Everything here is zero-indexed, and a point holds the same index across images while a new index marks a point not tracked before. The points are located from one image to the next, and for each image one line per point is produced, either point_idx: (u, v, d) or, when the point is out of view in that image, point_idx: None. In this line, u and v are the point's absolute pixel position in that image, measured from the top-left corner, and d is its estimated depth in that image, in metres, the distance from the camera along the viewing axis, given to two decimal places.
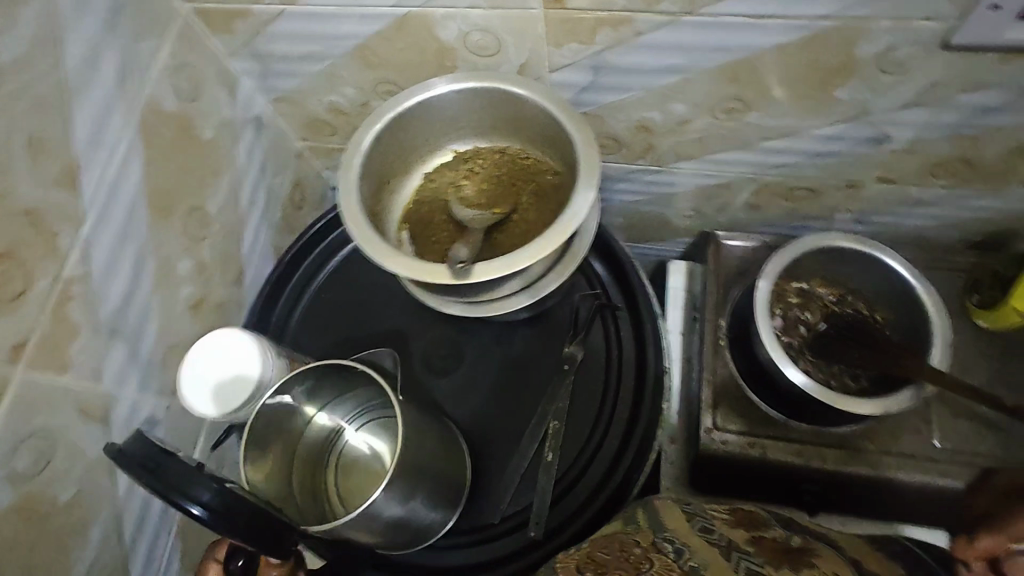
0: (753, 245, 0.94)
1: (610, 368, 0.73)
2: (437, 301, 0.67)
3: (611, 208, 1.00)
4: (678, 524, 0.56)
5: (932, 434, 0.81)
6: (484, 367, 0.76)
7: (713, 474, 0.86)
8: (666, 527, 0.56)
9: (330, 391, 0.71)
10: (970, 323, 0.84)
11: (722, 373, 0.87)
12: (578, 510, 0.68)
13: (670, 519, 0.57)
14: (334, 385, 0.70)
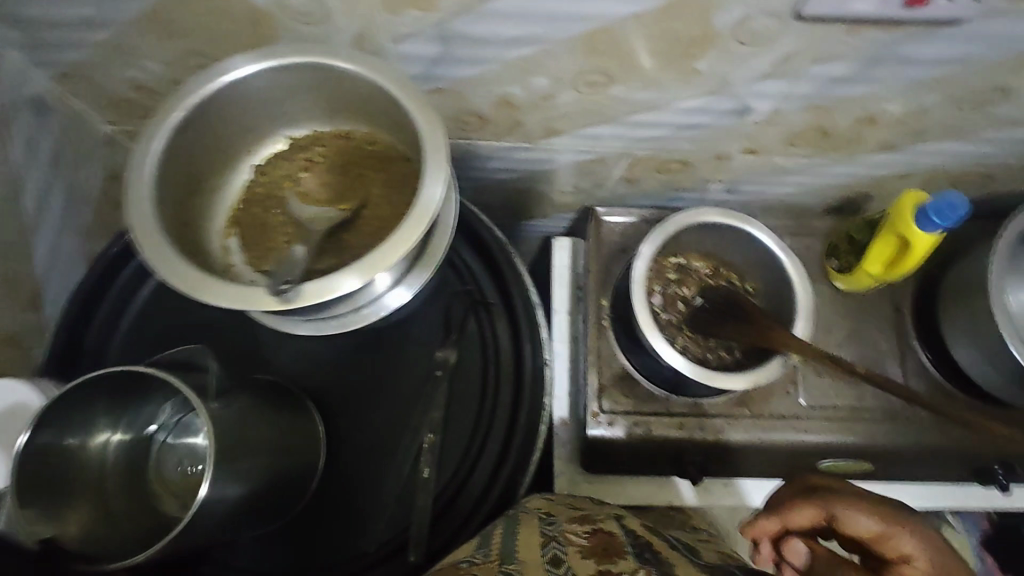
0: (631, 219, 0.92)
1: (487, 367, 0.69)
2: (281, 323, 0.59)
3: (487, 187, 0.94)
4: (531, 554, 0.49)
5: (799, 394, 0.84)
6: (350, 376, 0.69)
7: (604, 455, 0.86)
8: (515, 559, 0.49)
9: (128, 396, 0.55)
10: (829, 284, 0.89)
11: (607, 354, 0.86)
12: (462, 523, 0.64)
13: (526, 548, 0.50)
14: (131, 391, 0.55)
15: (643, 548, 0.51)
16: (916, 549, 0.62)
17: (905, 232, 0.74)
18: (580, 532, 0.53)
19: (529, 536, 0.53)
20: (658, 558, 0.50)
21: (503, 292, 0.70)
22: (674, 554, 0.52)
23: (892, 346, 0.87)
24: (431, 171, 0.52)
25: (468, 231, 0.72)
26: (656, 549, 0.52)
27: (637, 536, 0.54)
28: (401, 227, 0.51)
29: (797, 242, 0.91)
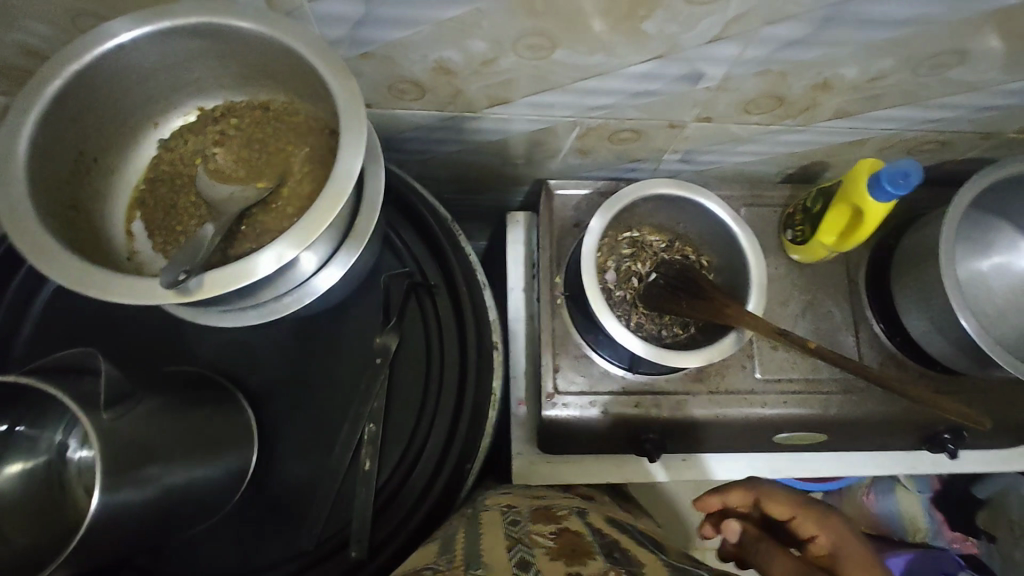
0: (585, 192, 0.88)
1: (430, 354, 0.65)
2: (194, 315, 0.54)
3: (434, 160, 0.89)
4: (495, 556, 0.51)
5: (755, 367, 0.83)
6: (286, 367, 0.65)
7: (560, 436, 0.84)
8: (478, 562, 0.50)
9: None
10: (785, 256, 0.87)
11: (560, 332, 0.83)
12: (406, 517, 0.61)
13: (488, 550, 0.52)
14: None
15: (609, 548, 0.55)
16: (821, 530, 0.69)
17: (858, 202, 0.72)
18: (544, 534, 0.57)
19: (491, 536, 0.55)
20: (626, 557, 0.54)
21: (448, 274, 0.67)
22: (639, 548, 0.58)
23: (847, 317, 0.86)
24: (351, 139, 0.48)
25: (411, 212, 0.69)
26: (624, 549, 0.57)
27: (603, 537, 0.58)
28: (313, 206, 0.46)
29: (754, 213, 0.89)
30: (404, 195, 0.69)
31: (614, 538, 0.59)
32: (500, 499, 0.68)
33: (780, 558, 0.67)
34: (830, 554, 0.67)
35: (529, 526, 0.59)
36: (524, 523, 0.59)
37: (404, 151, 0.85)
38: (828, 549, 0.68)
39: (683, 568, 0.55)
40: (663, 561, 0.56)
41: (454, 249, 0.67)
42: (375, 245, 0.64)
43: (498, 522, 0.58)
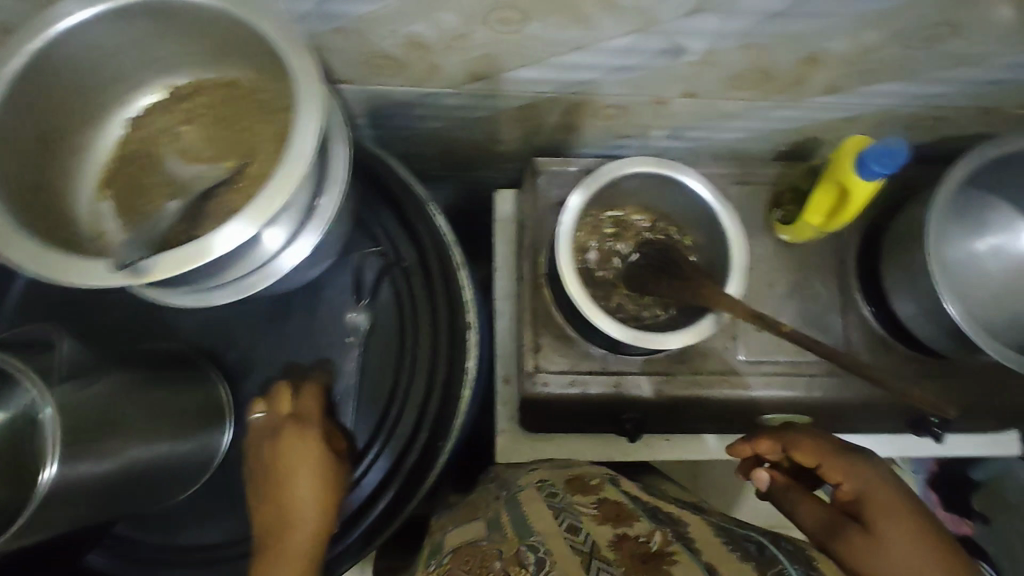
0: (570, 170, 0.87)
1: (402, 332, 0.67)
2: (166, 293, 0.55)
3: (418, 138, 0.88)
4: (542, 520, 0.59)
5: (738, 348, 0.82)
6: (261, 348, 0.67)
7: (541, 415, 0.85)
8: (531, 528, 0.58)
9: None
10: (774, 235, 0.86)
11: (541, 311, 0.83)
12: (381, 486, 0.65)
13: (537, 516, 0.60)
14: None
15: (653, 512, 0.60)
16: (846, 475, 0.62)
17: (845, 181, 0.70)
18: (586, 503, 0.63)
19: (536, 508, 0.63)
20: (671, 520, 0.58)
21: (420, 253, 0.67)
22: (679, 510, 0.62)
23: (835, 298, 0.85)
24: (303, 119, 0.47)
25: (383, 188, 0.68)
26: (667, 513, 0.61)
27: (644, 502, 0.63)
28: (273, 178, 0.47)
29: (743, 192, 0.87)
30: (376, 172, 0.68)
31: (654, 502, 0.63)
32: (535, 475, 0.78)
33: (815, 508, 0.63)
34: (856, 497, 0.61)
35: (568, 495, 0.66)
36: (563, 494, 0.66)
37: (386, 128, 0.84)
38: (851, 495, 0.61)
39: (726, 527, 0.58)
40: (707, 521, 0.60)
41: (426, 225, 0.67)
42: (345, 223, 0.64)
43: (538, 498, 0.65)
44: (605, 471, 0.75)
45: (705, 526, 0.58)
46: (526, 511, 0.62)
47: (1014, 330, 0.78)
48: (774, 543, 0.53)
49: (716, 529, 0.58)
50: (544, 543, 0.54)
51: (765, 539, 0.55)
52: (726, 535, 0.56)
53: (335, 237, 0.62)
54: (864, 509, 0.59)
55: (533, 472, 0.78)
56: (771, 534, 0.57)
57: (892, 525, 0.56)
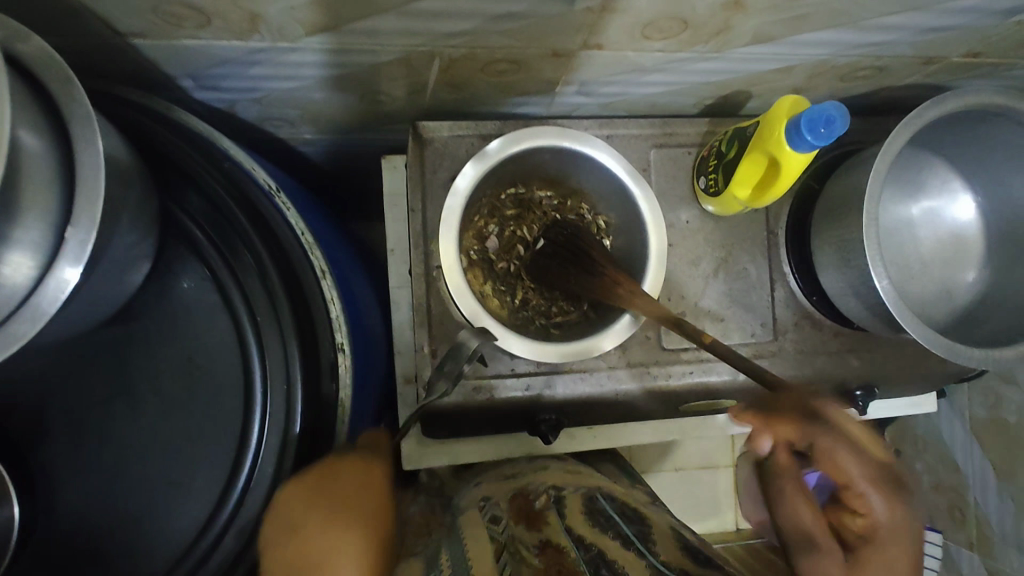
0: (464, 136, 0.72)
1: (245, 359, 0.54)
2: None
3: (274, 105, 0.70)
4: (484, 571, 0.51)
5: (659, 337, 0.75)
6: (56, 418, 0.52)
7: (445, 423, 0.75)
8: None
9: None
10: (698, 206, 0.76)
11: (436, 310, 0.71)
12: (241, 554, 0.50)
13: (478, 566, 0.51)
14: None
15: (597, 566, 0.55)
16: (877, 506, 0.56)
17: (775, 150, 0.60)
18: (531, 544, 0.58)
19: (480, 552, 0.54)
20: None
21: (258, 263, 0.54)
22: (627, 556, 0.56)
23: (762, 274, 0.77)
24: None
25: (205, 189, 0.54)
26: (611, 564, 0.56)
27: (588, 547, 0.57)
28: None
29: (664, 156, 0.76)
30: (193, 168, 0.54)
31: (596, 546, 0.58)
32: (477, 492, 0.70)
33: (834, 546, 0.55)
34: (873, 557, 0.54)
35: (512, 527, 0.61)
36: (507, 524, 0.61)
37: (226, 95, 0.66)
38: (864, 529, 0.56)
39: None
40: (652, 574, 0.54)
41: (270, 230, 0.55)
42: (152, 242, 0.51)
43: (482, 524, 0.60)
44: (550, 484, 0.69)
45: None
46: (469, 551, 0.54)
47: (943, 301, 0.73)
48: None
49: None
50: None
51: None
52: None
53: (138, 261, 0.49)
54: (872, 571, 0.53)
55: (476, 489, 0.71)
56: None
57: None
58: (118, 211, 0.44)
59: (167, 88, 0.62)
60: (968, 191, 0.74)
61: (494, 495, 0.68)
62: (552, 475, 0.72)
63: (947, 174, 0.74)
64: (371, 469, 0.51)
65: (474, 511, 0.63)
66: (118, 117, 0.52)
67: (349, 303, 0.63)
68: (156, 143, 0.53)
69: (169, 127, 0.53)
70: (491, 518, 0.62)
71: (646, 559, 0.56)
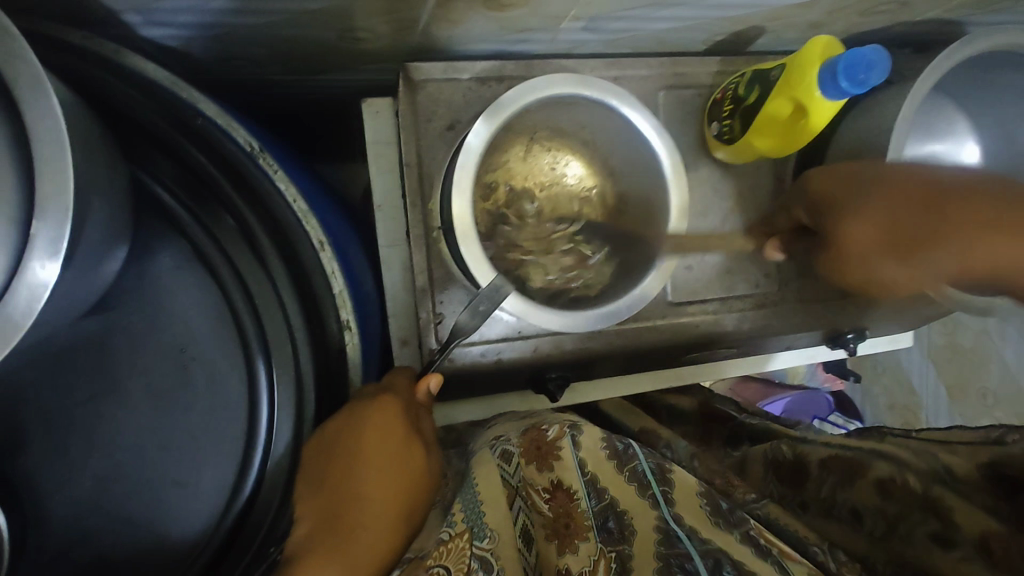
0: (460, 80, 0.66)
1: (243, 343, 0.49)
2: None
3: (237, 42, 0.59)
4: (497, 519, 0.46)
5: (667, 291, 0.73)
6: (32, 426, 0.46)
7: (451, 388, 0.72)
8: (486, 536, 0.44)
9: None
10: (707, 154, 0.73)
11: (439, 272, 0.66)
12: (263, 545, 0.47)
13: (490, 510, 0.46)
14: None
15: (606, 516, 0.51)
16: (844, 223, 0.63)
17: (803, 97, 0.57)
18: (540, 487, 0.52)
19: (494, 497, 0.48)
20: (621, 534, 0.50)
21: (245, 231, 0.48)
22: (639, 505, 0.51)
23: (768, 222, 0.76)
24: None
25: (177, 153, 0.47)
26: (622, 517, 0.51)
27: (600, 495, 0.52)
28: None
29: (673, 99, 0.71)
30: (161, 130, 0.47)
31: (610, 493, 0.52)
32: (495, 431, 0.60)
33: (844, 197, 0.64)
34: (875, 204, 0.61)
35: (524, 468, 0.53)
36: (518, 465, 0.53)
37: (178, 30, 0.55)
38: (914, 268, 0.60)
39: (672, 537, 0.48)
40: (656, 528, 0.49)
41: (258, 198, 0.48)
42: (128, 220, 0.44)
43: (493, 467, 0.51)
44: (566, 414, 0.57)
45: (651, 541, 0.48)
46: (481, 495, 0.47)
47: None
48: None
49: (659, 540, 0.48)
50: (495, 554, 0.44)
51: (702, 567, 0.46)
52: (662, 556, 0.47)
53: (116, 245, 0.43)
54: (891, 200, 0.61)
55: (488, 433, 0.61)
56: (715, 555, 0.47)
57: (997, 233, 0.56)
58: (86, 196, 0.37)
59: (106, 23, 0.51)
60: (974, 137, 0.72)
61: (507, 433, 0.57)
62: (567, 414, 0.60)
63: (956, 117, 0.72)
64: (391, 406, 0.47)
65: (482, 452, 0.54)
66: (59, 65, 0.43)
67: (350, 274, 0.57)
68: (114, 103, 0.45)
69: (127, 81, 0.45)
70: (501, 454, 0.53)
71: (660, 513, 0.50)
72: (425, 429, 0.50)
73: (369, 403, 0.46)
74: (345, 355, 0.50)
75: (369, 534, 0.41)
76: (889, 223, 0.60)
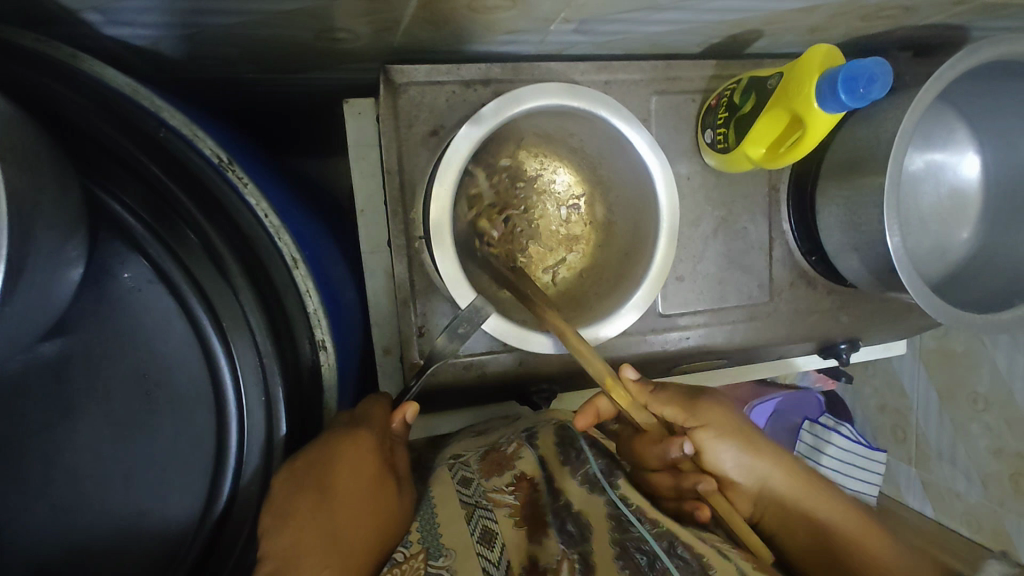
0: (443, 83, 0.63)
1: (211, 367, 0.47)
2: None
3: (208, 42, 0.56)
4: (453, 532, 0.43)
5: (656, 303, 0.71)
6: None
7: (433, 400, 0.70)
8: (444, 548, 0.42)
9: None
10: (701, 161, 0.70)
11: (421, 284, 0.64)
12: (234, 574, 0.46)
13: (448, 524, 0.44)
14: None
15: (563, 518, 0.46)
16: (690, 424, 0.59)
17: (801, 107, 0.54)
18: (503, 487, 0.49)
19: (453, 512, 0.46)
20: (582, 534, 0.45)
21: (210, 251, 0.46)
22: (591, 500, 0.48)
23: (762, 232, 0.73)
24: None
25: (138, 169, 0.44)
26: (577, 514, 0.46)
27: (557, 494, 0.48)
28: None
29: (666, 104, 0.69)
30: (117, 144, 0.44)
31: (565, 494, 0.48)
32: (457, 449, 0.58)
33: (709, 417, 0.58)
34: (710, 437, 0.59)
35: (484, 482, 0.50)
36: (478, 481, 0.50)
37: (144, 30, 0.52)
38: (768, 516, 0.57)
39: (624, 521, 0.46)
40: (608, 514, 0.46)
41: (225, 214, 0.46)
42: (82, 240, 0.41)
43: (450, 484, 0.49)
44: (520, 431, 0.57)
45: (605, 528, 0.45)
46: (439, 513, 0.45)
47: (938, 257, 0.70)
48: (666, 557, 0.42)
49: (613, 526, 0.46)
50: (452, 565, 0.41)
51: (658, 547, 0.43)
52: (617, 541, 0.44)
53: (68, 267, 0.40)
54: (747, 436, 0.58)
55: (449, 449, 0.60)
56: (669, 537, 0.44)
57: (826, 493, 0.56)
58: (30, 221, 0.35)
59: (65, 22, 0.48)
60: (974, 147, 0.70)
61: (465, 452, 0.56)
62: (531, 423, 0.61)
63: (955, 127, 0.70)
64: (361, 443, 0.46)
65: (441, 472, 0.52)
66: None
67: (326, 290, 0.55)
68: (66, 113, 0.42)
69: (77, 88, 0.42)
70: (460, 475, 0.51)
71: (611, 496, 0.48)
72: (398, 464, 0.48)
73: (339, 440, 0.45)
74: None
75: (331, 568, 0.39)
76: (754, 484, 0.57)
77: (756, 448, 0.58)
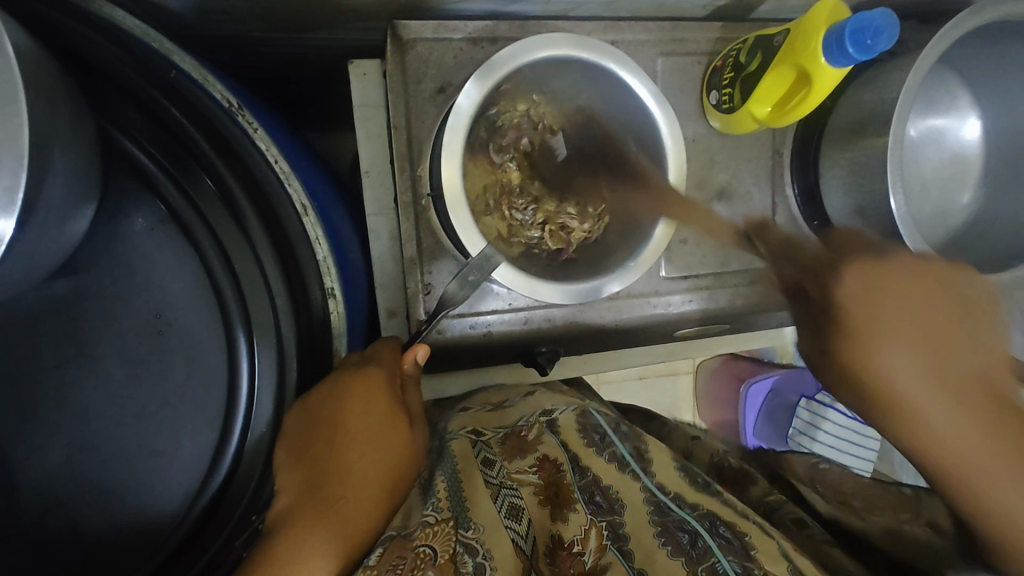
0: (451, 40, 0.63)
1: (222, 309, 0.47)
2: None
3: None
4: (485, 511, 0.43)
5: (659, 265, 0.71)
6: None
7: (438, 362, 0.70)
8: (470, 520, 0.42)
9: None
10: (706, 124, 0.71)
11: (427, 241, 0.64)
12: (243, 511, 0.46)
13: (477, 501, 0.44)
14: None
15: (591, 492, 0.48)
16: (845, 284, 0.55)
17: (808, 62, 0.55)
18: (526, 467, 0.48)
19: (479, 486, 0.45)
20: (609, 505, 0.47)
21: (225, 195, 0.46)
22: (621, 478, 0.49)
23: (766, 198, 0.74)
24: None
25: (152, 109, 0.45)
26: (608, 492, 0.48)
27: (582, 472, 0.49)
28: None
29: (671, 66, 0.69)
30: (132, 84, 0.44)
31: (592, 471, 0.49)
32: (467, 421, 0.57)
33: (853, 273, 0.55)
34: (898, 305, 0.53)
35: (507, 465, 0.49)
36: (502, 465, 0.49)
37: None
38: (959, 442, 0.48)
39: (664, 506, 0.47)
40: (647, 500, 0.47)
41: (236, 156, 0.45)
42: (96, 176, 0.42)
43: (473, 463, 0.48)
44: (538, 408, 0.56)
45: (642, 511, 0.47)
46: (465, 484, 0.45)
47: (939, 223, 0.71)
48: (706, 536, 0.44)
49: (650, 510, 0.47)
50: (483, 540, 0.41)
51: (699, 526, 0.45)
52: (658, 523, 0.46)
53: (83, 203, 0.41)
54: (946, 350, 0.51)
55: (457, 420, 0.58)
56: (709, 517, 0.46)
57: (970, 407, 0.49)
58: (46, 148, 0.35)
59: None
60: (976, 113, 0.71)
61: (487, 429, 0.54)
62: (547, 398, 0.60)
63: (958, 93, 0.71)
64: (378, 388, 0.46)
65: (462, 444, 0.51)
66: (14, 6, 0.40)
67: (335, 242, 0.55)
68: (78, 49, 0.42)
69: (86, 22, 0.42)
70: (483, 457, 0.49)
71: (645, 479, 0.49)
72: (409, 402, 0.49)
73: (354, 379, 0.46)
74: (328, 324, 0.47)
75: (357, 516, 0.41)
76: (932, 364, 0.51)
77: (944, 379, 0.50)
